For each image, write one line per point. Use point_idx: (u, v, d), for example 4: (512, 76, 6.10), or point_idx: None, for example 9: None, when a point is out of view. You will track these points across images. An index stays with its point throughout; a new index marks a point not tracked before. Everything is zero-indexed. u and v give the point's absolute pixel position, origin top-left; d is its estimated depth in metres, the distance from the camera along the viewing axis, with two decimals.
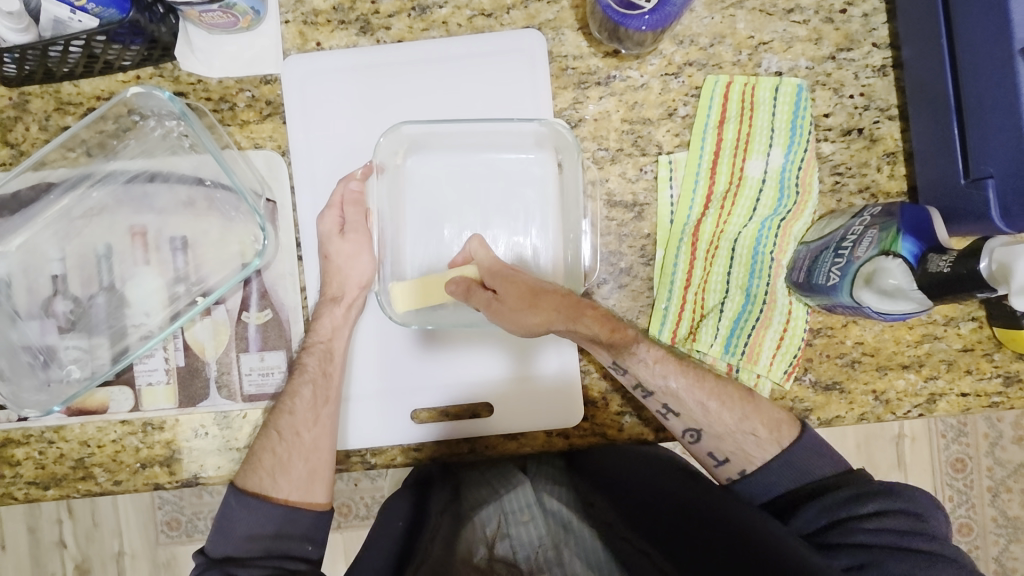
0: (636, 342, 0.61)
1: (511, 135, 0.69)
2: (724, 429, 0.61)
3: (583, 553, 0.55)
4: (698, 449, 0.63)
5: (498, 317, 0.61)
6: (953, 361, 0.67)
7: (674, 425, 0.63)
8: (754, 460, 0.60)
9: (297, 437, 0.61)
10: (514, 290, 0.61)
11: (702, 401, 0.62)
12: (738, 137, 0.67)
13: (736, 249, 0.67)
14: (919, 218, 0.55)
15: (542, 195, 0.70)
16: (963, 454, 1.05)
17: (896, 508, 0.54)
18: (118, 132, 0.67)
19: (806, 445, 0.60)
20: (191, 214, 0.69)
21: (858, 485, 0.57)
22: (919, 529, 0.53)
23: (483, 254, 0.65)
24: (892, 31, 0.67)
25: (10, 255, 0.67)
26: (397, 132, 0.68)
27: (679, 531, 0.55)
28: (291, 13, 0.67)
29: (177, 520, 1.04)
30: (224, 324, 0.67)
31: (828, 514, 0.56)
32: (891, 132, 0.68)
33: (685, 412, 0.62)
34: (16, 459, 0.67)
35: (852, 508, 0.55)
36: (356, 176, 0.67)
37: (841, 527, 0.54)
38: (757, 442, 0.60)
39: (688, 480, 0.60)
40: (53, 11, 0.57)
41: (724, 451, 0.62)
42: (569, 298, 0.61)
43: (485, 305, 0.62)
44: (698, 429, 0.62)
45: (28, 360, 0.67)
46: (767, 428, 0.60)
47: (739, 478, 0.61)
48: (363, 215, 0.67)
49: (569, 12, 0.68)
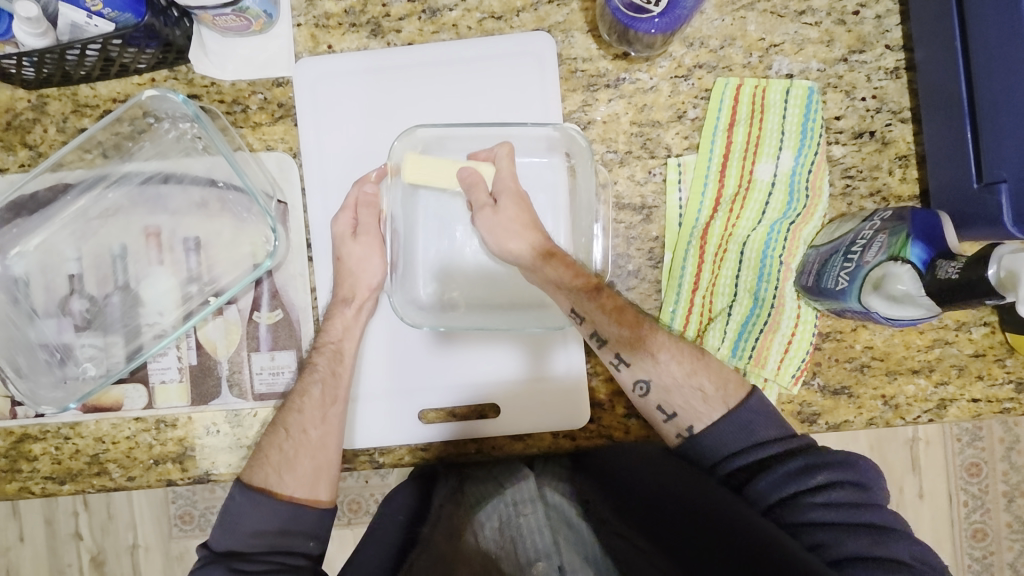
0: (599, 290, 0.61)
1: (523, 139, 0.69)
2: (673, 382, 0.59)
3: (579, 546, 0.58)
4: (646, 404, 0.60)
5: (487, 224, 0.62)
6: (964, 367, 0.66)
7: (624, 379, 0.61)
8: (702, 417, 0.57)
9: (304, 435, 0.62)
10: (513, 212, 0.62)
11: (653, 351, 0.60)
12: (748, 140, 0.67)
13: (745, 252, 0.66)
14: (930, 223, 0.55)
15: (554, 201, 0.70)
16: (978, 459, 1.04)
17: (844, 478, 0.52)
18: (133, 134, 0.68)
19: (757, 405, 0.57)
20: (204, 214, 0.70)
21: (806, 453, 0.54)
22: (865, 500, 0.51)
23: (505, 163, 0.64)
24: (906, 32, 0.67)
25: (29, 254, 0.69)
26: (410, 136, 0.68)
27: (670, 523, 0.53)
28: (303, 16, 0.68)
29: (190, 514, 1.06)
30: (235, 324, 0.68)
31: (778, 487, 0.53)
32: (904, 135, 0.67)
33: (637, 363, 0.60)
34: (33, 455, 0.69)
35: (801, 481, 0.53)
36: (371, 179, 0.67)
37: (793, 504, 0.52)
38: (704, 399, 0.57)
39: (681, 471, 0.57)
40: (71, 16, 0.59)
41: (672, 406, 0.59)
42: (553, 243, 0.63)
43: (479, 206, 0.63)
44: (647, 380, 0.60)
45: (45, 357, 0.69)
46: (715, 384, 0.58)
47: (687, 435, 0.58)
48: (376, 219, 0.68)
49: (579, 14, 0.68)
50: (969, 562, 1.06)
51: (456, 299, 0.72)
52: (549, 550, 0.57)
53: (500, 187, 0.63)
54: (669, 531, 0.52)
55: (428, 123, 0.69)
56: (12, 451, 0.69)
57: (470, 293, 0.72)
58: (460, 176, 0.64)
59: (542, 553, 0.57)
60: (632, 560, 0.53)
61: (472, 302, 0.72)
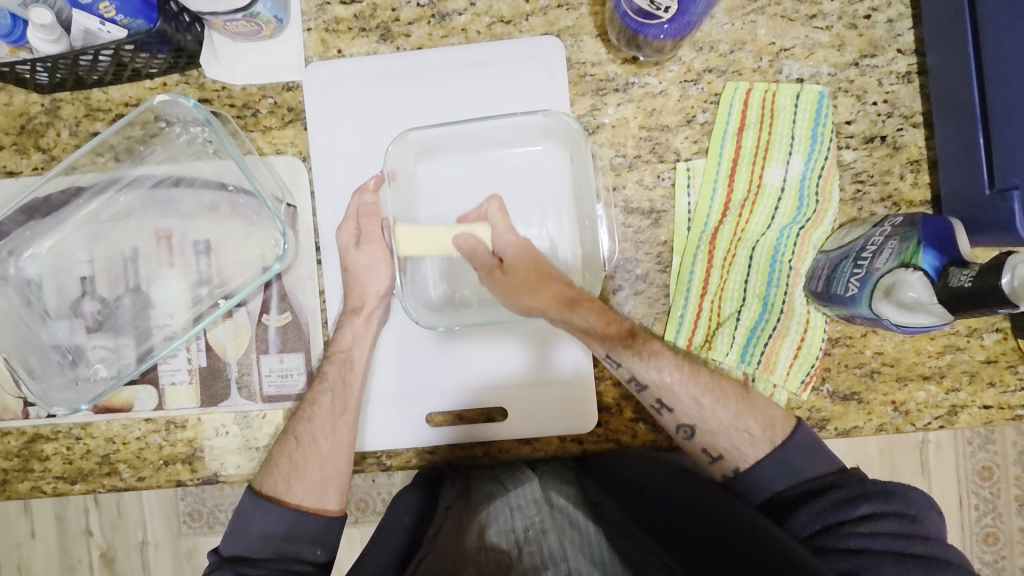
0: (633, 335, 0.61)
1: (520, 130, 0.69)
2: (718, 425, 0.59)
3: (588, 549, 0.54)
4: (691, 446, 0.61)
5: (496, 285, 0.64)
6: (976, 373, 0.66)
7: (666, 422, 0.62)
8: (749, 458, 0.57)
9: (314, 445, 0.62)
10: (512, 242, 0.64)
11: (697, 396, 0.60)
12: (757, 144, 0.67)
13: (754, 257, 0.66)
14: (941, 229, 0.54)
15: (555, 186, 0.70)
16: (990, 462, 1.02)
17: (891, 510, 0.51)
18: (145, 138, 0.69)
19: (803, 441, 0.57)
20: (214, 218, 0.70)
21: (850, 485, 0.54)
22: (911, 533, 0.50)
23: (498, 219, 0.65)
24: (918, 36, 0.66)
25: (42, 256, 0.69)
26: (404, 140, 0.68)
27: (678, 525, 0.53)
28: (313, 20, 0.68)
29: (199, 512, 1.06)
30: (245, 326, 0.69)
31: (821, 517, 0.53)
32: (915, 140, 0.66)
33: (679, 408, 0.61)
34: (45, 455, 0.69)
35: (845, 512, 0.52)
36: (370, 188, 0.67)
37: (834, 531, 0.51)
38: (752, 440, 0.58)
39: (690, 480, 0.58)
40: (84, 23, 0.59)
41: (718, 448, 0.59)
42: (570, 289, 0.62)
43: (486, 270, 0.64)
44: (691, 425, 0.60)
45: (57, 358, 0.69)
46: (761, 425, 0.58)
47: (733, 475, 0.58)
48: (379, 227, 0.68)
49: (588, 18, 0.68)
50: (981, 567, 1.05)
51: (467, 297, 0.71)
52: (557, 556, 0.53)
53: (500, 244, 0.64)
54: (677, 532, 0.52)
55: (422, 126, 0.69)
56: (24, 451, 0.69)
57: (482, 292, 0.71)
58: (456, 246, 0.64)
59: (551, 559, 0.53)
60: (641, 562, 0.51)
61: (484, 299, 0.71)
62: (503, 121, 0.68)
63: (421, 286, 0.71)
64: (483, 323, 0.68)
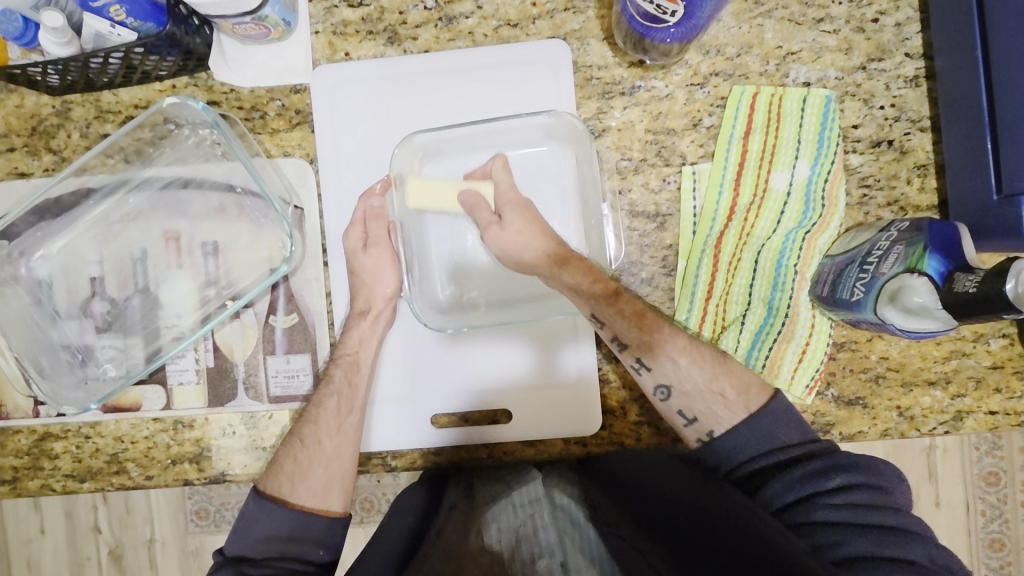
0: (618, 294, 0.61)
1: (527, 133, 0.70)
2: (693, 386, 0.58)
3: (586, 548, 0.54)
4: (667, 408, 0.60)
5: (496, 241, 0.64)
6: (981, 379, 0.65)
7: (646, 383, 0.61)
8: (722, 421, 0.56)
9: (319, 446, 0.62)
10: (521, 224, 0.64)
11: (674, 357, 0.59)
12: (763, 148, 0.67)
13: (759, 261, 0.66)
14: (947, 234, 0.54)
15: (561, 188, 0.71)
16: (996, 468, 1.02)
17: (862, 482, 0.50)
18: (154, 140, 0.70)
19: (779, 411, 0.55)
20: (223, 219, 0.71)
21: (824, 457, 0.53)
22: (883, 504, 0.50)
23: (501, 176, 0.66)
24: (926, 40, 0.66)
25: (52, 257, 0.70)
26: (410, 142, 0.69)
27: (676, 521, 0.52)
28: (321, 23, 0.69)
29: (206, 510, 1.07)
30: (252, 327, 0.69)
31: (795, 488, 0.52)
32: (923, 144, 0.66)
33: (658, 368, 0.59)
34: (54, 453, 0.70)
35: (818, 483, 0.51)
36: (376, 192, 0.68)
37: (807, 504, 0.51)
38: (725, 404, 0.57)
39: (687, 473, 0.57)
40: (95, 26, 0.60)
41: (693, 410, 0.58)
42: (563, 247, 0.64)
43: (485, 224, 0.65)
44: (667, 385, 0.59)
45: (67, 358, 0.70)
46: (736, 389, 0.57)
47: (707, 440, 0.57)
48: (385, 230, 0.68)
49: (595, 22, 0.68)
50: (986, 572, 1.04)
51: (475, 299, 0.72)
52: (553, 547, 0.55)
53: (500, 201, 0.66)
54: (674, 530, 0.51)
55: (428, 128, 0.70)
56: (35, 449, 0.70)
57: (489, 291, 0.72)
58: (460, 200, 0.67)
59: (545, 550, 0.54)
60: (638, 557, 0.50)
61: (492, 300, 0.72)
62: (511, 121, 0.69)
63: (429, 286, 0.72)
64: (491, 326, 0.69)
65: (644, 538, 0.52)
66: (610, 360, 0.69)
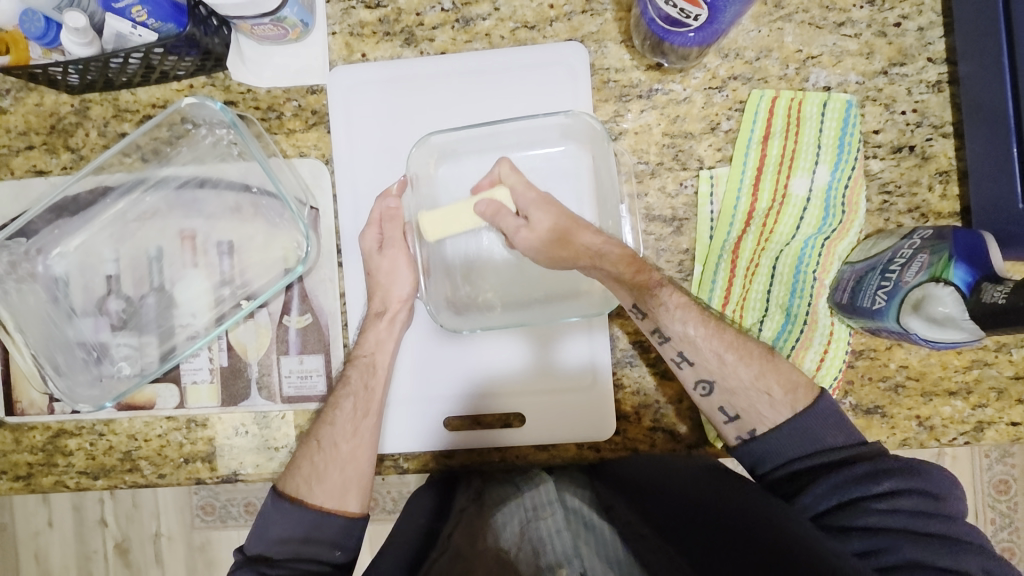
0: (660, 286, 0.60)
1: (541, 131, 0.69)
2: (738, 384, 0.57)
3: (601, 549, 0.55)
4: (710, 404, 0.59)
5: (527, 244, 0.61)
6: (1003, 389, 0.64)
7: (686, 376, 0.60)
8: (766, 421, 0.56)
9: (335, 449, 0.62)
10: (550, 221, 0.60)
11: (720, 352, 0.58)
12: (783, 153, 0.66)
13: (777, 267, 0.65)
14: (973, 244, 0.53)
15: (576, 188, 0.69)
16: (1008, 476, 1.00)
17: (915, 487, 0.50)
18: (171, 140, 0.70)
19: (825, 410, 0.54)
20: (238, 219, 0.71)
21: (873, 460, 0.52)
22: (934, 510, 0.48)
23: (513, 180, 0.62)
24: (949, 45, 0.65)
25: (69, 255, 0.71)
26: (426, 144, 0.69)
27: (699, 523, 0.52)
28: (338, 24, 0.69)
29: (212, 506, 1.08)
30: (266, 327, 0.69)
31: (839, 491, 0.51)
32: (944, 150, 0.65)
33: (700, 362, 0.59)
34: (68, 450, 0.70)
35: (866, 487, 0.50)
36: (393, 193, 0.67)
37: (852, 508, 0.50)
38: (771, 403, 0.56)
39: (714, 474, 0.56)
40: (116, 26, 0.60)
41: (736, 407, 0.57)
42: (597, 237, 0.60)
43: (512, 230, 0.61)
44: (710, 381, 0.59)
45: (83, 355, 0.71)
46: (783, 388, 0.56)
47: (748, 438, 0.57)
48: (401, 232, 0.68)
49: (613, 24, 0.67)
50: None
51: (491, 300, 0.72)
52: (569, 552, 0.54)
53: (522, 204, 0.62)
54: (697, 532, 0.51)
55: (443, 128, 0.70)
56: (49, 446, 0.70)
57: (505, 292, 0.72)
58: (478, 213, 0.63)
59: (563, 556, 0.54)
60: (654, 563, 0.50)
61: (508, 300, 0.71)
62: (526, 122, 0.68)
63: (444, 286, 0.71)
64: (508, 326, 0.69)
65: (663, 544, 0.52)
66: (625, 364, 0.69)
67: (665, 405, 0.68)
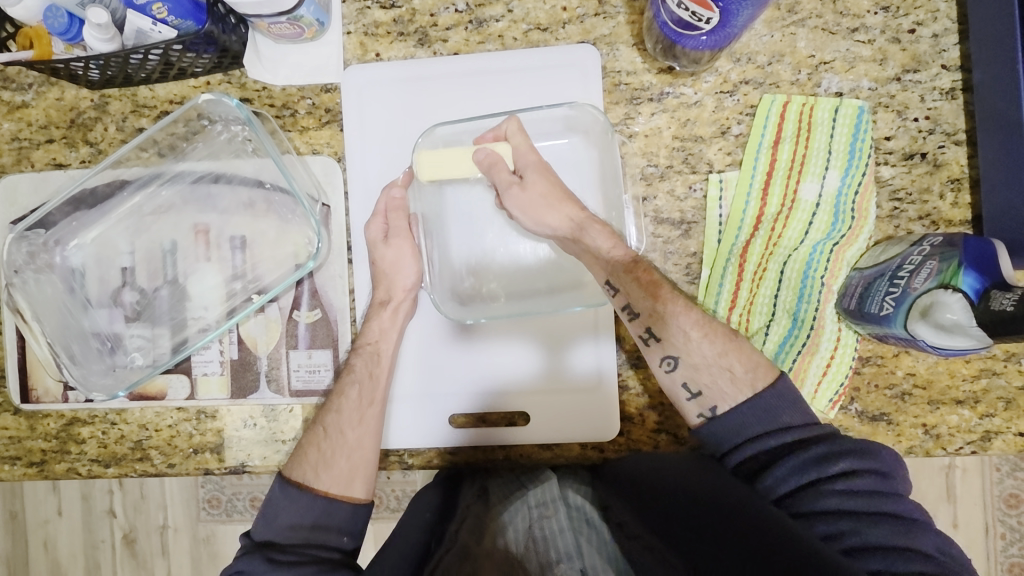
0: (636, 262, 0.61)
1: (545, 124, 0.70)
2: (702, 360, 0.57)
3: (598, 545, 0.55)
4: (672, 381, 0.58)
5: (517, 202, 0.64)
6: (1012, 399, 0.64)
7: (652, 354, 0.60)
8: (728, 398, 0.55)
9: (341, 436, 0.63)
10: (542, 184, 0.64)
11: (686, 329, 0.58)
12: (793, 158, 0.66)
13: (785, 271, 0.65)
14: (983, 251, 0.53)
15: (580, 179, 0.71)
16: (1018, 490, 0.99)
17: (868, 468, 0.50)
18: (188, 135, 0.71)
19: (785, 391, 0.54)
20: (251, 214, 0.72)
21: (829, 441, 0.52)
22: (886, 489, 0.50)
23: (519, 137, 0.65)
24: (964, 52, 0.65)
25: (86, 246, 0.72)
26: (431, 135, 0.70)
27: (685, 516, 0.52)
28: (353, 23, 0.70)
29: (218, 499, 1.09)
30: (276, 321, 0.70)
31: (799, 474, 0.51)
32: (957, 157, 0.65)
33: (666, 338, 0.59)
34: (81, 438, 0.72)
35: (822, 468, 0.50)
36: (399, 183, 0.68)
37: (812, 490, 0.50)
38: (732, 380, 0.55)
39: (695, 466, 0.56)
40: (137, 23, 0.61)
41: (697, 384, 0.57)
42: (584, 211, 0.64)
43: (505, 186, 0.64)
44: (675, 357, 0.58)
45: (97, 346, 0.72)
46: (745, 366, 0.56)
47: (710, 417, 0.56)
48: (406, 222, 0.69)
49: (625, 27, 0.68)
50: None
51: (495, 290, 0.72)
52: (571, 552, 0.54)
53: (520, 163, 0.65)
54: (682, 526, 0.51)
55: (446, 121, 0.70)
56: (62, 433, 0.72)
57: (510, 285, 0.72)
58: (477, 160, 0.65)
59: (564, 554, 0.54)
60: (646, 562, 0.51)
61: (512, 292, 0.72)
62: (534, 114, 0.69)
63: (450, 279, 0.72)
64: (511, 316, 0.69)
65: (658, 544, 0.52)
66: (631, 365, 0.69)
67: (670, 407, 0.68)
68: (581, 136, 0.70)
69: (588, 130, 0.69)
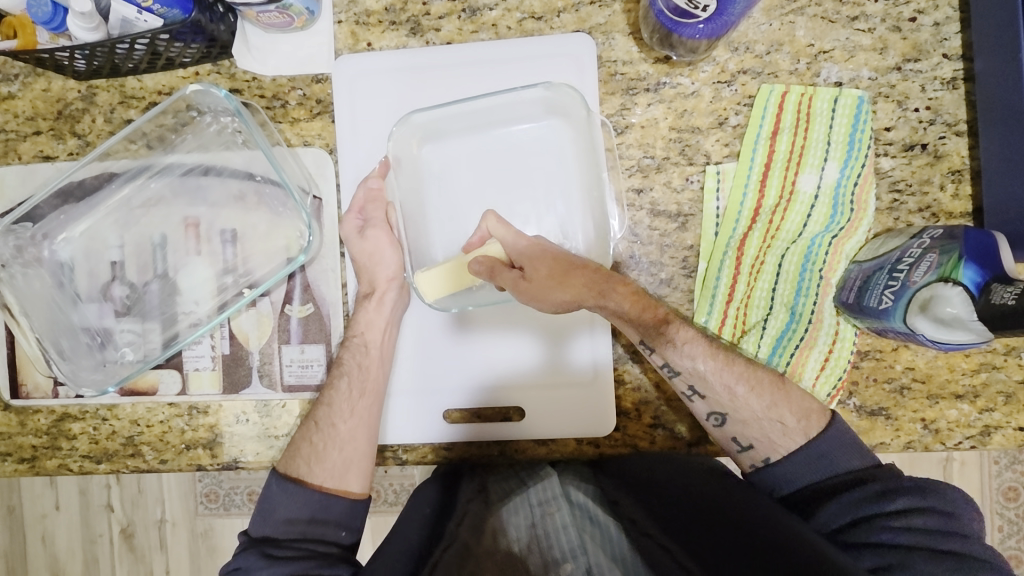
0: (667, 322, 0.60)
1: (532, 113, 0.68)
2: (751, 415, 0.58)
3: (607, 545, 0.57)
4: (722, 434, 0.60)
5: (530, 296, 0.60)
6: (1012, 394, 0.63)
7: (698, 408, 0.61)
8: (779, 449, 0.57)
9: (333, 428, 0.63)
10: (546, 267, 0.60)
11: (731, 386, 0.59)
12: (791, 149, 0.65)
13: (783, 265, 0.64)
14: (983, 243, 0.52)
15: (565, 169, 0.69)
16: (1016, 483, 0.99)
17: (927, 506, 0.51)
18: (177, 127, 0.70)
19: (838, 436, 0.56)
20: (242, 207, 0.71)
21: (884, 480, 0.53)
22: (950, 529, 0.50)
23: (501, 231, 0.62)
24: (966, 41, 0.64)
25: (75, 240, 0.71)
26: (408, 123, 0.68)
27: (693, 521, 0.54)
28: (344, 13, 0.68)
29: (216, 493, 1.09)
30: (268, 316, 0.69)
31: (852, 510, 0.53)
32: (958, 149, 0.64)
33: (711, 396, 0.60)
34: (72, 434, 0.71)
35: (879, 505, 0.52)
36: (375, 174, 0.67)
37: (867, 525, 0.51)
38: (783, 431, 0.57)
39: (720, 476, 0.58)
40: (122, 11, 0.60)
41: (748, 437, 0.59)
42: (598, 272, 0.61)
43: (513, 284, 0.60)
44: (722, 413, 0.60)
45: (87, 341, 0.71)
46: (795, 416, 0.57)
47: (762, 466, 0.58)
48: (383, 213, 0.67)
49: (621, 16, 0.67)
50: None
51: None
52: (576, 550, 0.56)
53: (515, 254, 0.62)
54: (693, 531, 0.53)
55: (422, 107, 0.68)
56: (53, 430, 0.71)
57: None
58: (476, 272, 0.61)
59: (568, 552, 0.56)
60: (660, 561, 0.52)
61: None
62: (518, 101, 0.67)
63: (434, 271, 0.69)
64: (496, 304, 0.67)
65: (670, 545, 0.53)
66: (628, 360, 0.68)
67: (667, 402, 0.67)
68: (562, 118, 0.68)
69: (568, 110, 0.67)
